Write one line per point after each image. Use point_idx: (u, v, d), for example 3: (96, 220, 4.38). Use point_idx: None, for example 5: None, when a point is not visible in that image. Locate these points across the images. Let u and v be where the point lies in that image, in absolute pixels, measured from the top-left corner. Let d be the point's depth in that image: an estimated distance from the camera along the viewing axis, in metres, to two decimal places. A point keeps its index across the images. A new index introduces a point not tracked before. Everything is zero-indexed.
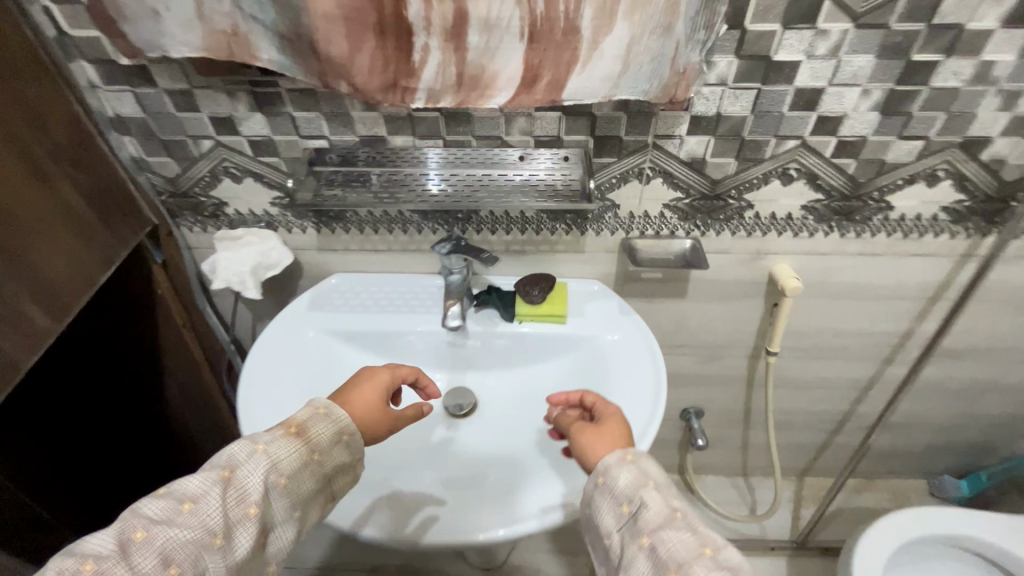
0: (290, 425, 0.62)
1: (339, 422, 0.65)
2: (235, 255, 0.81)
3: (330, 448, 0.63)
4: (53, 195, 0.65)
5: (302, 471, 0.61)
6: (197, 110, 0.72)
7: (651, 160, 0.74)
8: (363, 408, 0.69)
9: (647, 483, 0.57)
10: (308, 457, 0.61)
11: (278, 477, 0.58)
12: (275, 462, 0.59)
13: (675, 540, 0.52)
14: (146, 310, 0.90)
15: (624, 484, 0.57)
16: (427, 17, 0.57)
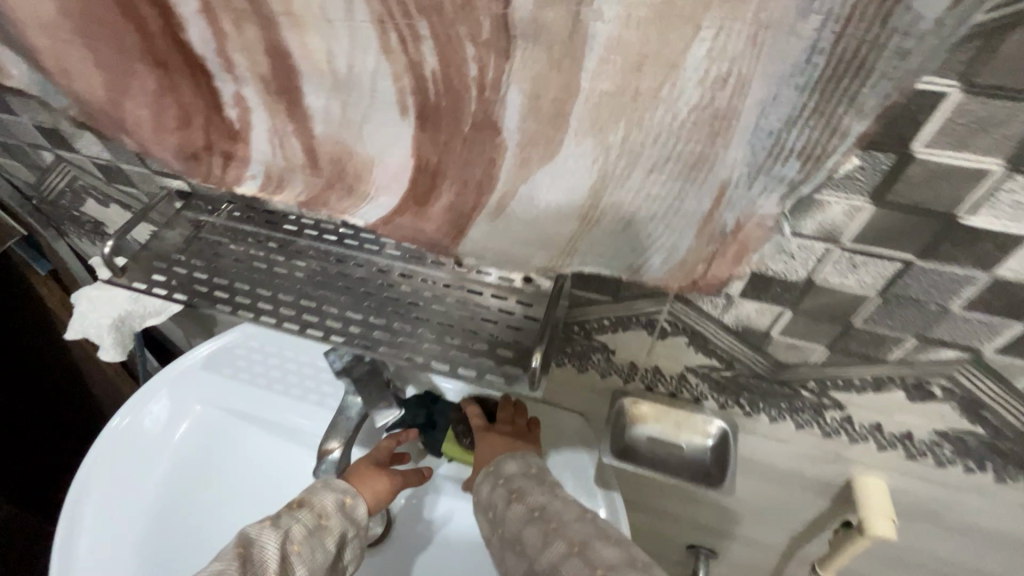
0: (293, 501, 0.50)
1: (342, 492, 0.51)
2: (99, 297, 0.60)
3: (340, 514, 0.50)
4: None
5: (315, 537, 0.48)
6: (15, 114, 0.50)
7: (670, 312, 0.43)
8: (373, 474, 0.53)
9: (498, 482, 0.51)
10: (316, 523, 0.48)
11: (292, 543, 0.46)
12: (288, 531, 0.47)
13: (523, 531, 0.46)
14: (39, 316, 0.76)
15: (484, 493, 0.51)
16: (225, 52, 0.29)
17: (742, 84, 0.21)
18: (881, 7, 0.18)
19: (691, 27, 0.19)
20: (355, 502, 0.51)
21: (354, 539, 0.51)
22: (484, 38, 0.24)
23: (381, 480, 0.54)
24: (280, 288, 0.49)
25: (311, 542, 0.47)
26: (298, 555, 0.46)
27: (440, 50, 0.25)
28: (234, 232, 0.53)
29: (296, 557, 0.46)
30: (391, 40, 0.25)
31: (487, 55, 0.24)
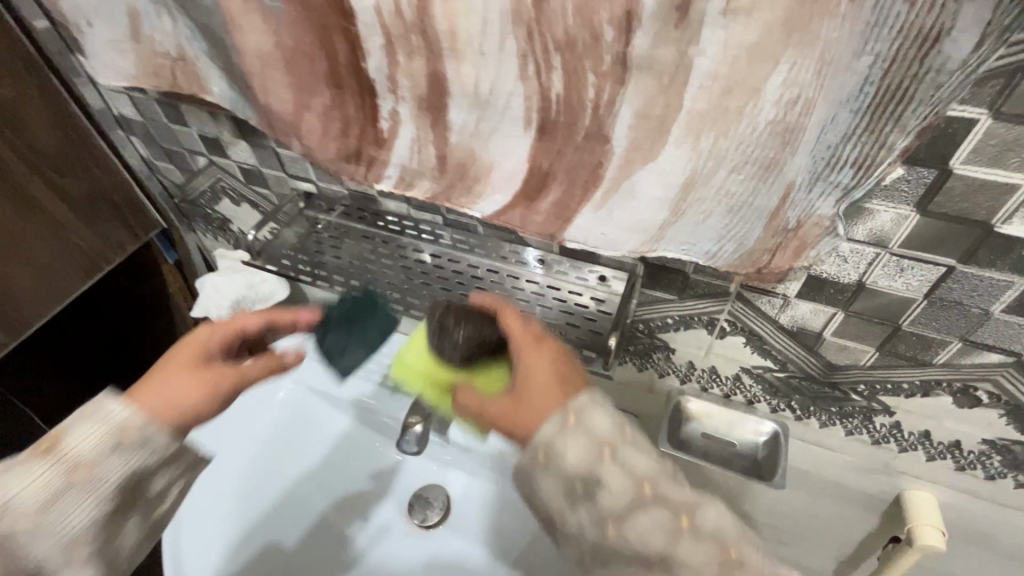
0: (46, 440, 0.40)
1: (122, 417, 0.41)
2: (224, 282, 0.71)
3: (108, 462, 0.40)
4: (30, 210, 0.60)
5: (65, 500, 0.39)
6: (187, 125, 0.61)
7: (729, 313, 0.48)
8: (181, 380, 0.43)
9: (603, 455, 0.37)
10: (63, 482, 0.39)
11: (26, 510, 0.38)
12: (17, 497, 0.37)
13: (650, 533, 0.35)
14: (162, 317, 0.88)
15: (577, 461, 0.37)
16: (392, 77, 0.38)
17: (809, 106, 0.27)
18: (919, 50, 0.25)
19: (771, 62, 0.26)
20: (144, 426, 0.41)
21: (161, 471, 0.44)
22: (603, 69, 0.31)
23: (198, 380, 0.44)
24: (379, 287, 0.58)
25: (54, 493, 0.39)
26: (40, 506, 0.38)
27: (566, 78, 0.32)
28: (344, 232, 0.62)
29: (35, 524, 0.38)
30: (529, 69, 0.33)
31: (605, 82, 0.31)
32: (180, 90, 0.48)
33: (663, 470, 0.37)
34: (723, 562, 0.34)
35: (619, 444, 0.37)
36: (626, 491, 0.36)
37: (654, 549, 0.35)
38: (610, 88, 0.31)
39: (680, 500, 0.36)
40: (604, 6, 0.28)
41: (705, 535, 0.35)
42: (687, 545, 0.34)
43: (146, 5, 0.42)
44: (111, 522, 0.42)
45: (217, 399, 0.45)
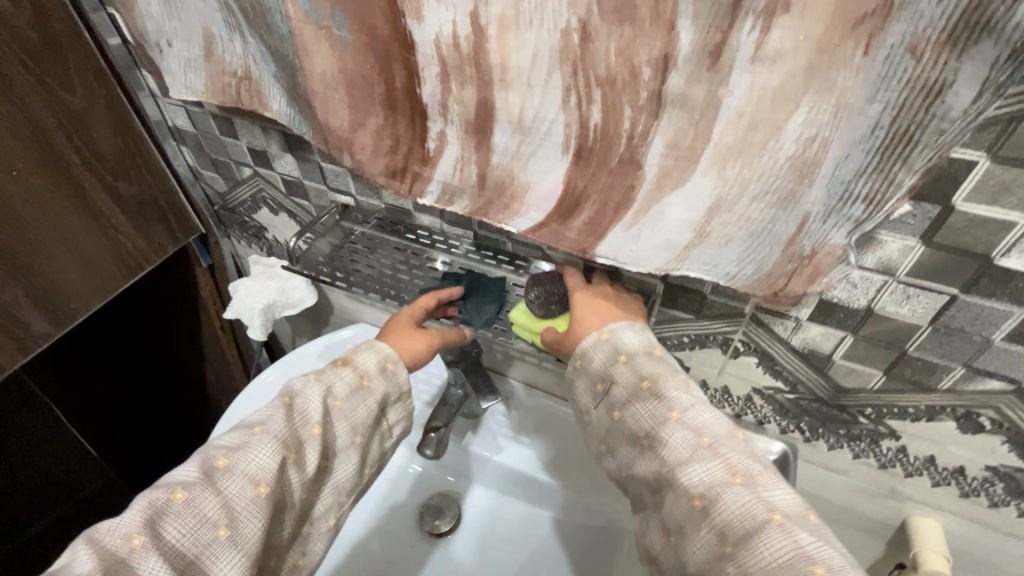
0: (339, 358, 0.47)
1: (383, 355, 0.48)
2: (256, 286, 0.74)
3: (380, 379, 0.47)
4: (84, 208, 0.63)
5: (358, 398, 0.45)
6: (237, 138, 0.66)
7: (744, 333, 0.51)
8: (412, 336, 0.51)
9: (619, 359, 0.43)
10: (359, 384, 0.46)
11: (335, 400, 0.44)
12: (331, 387, 0.44)
13: (644, 415, 0.40)
14: (189, 319, 0.91)
15: (597, 364, 0.44)
16: (444, 102, 0.42)
17: (826, 144, 0.31)
18: (925, 99, 0.28)
19: (792, 104, 0.30)
20: (395, 368, 0.48)
21: (397, 402, 0.49)
22: (639, 104, 0.34)
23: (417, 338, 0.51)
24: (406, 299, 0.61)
25: (353, 402, 0.45)
26: (341, 411, 0.44)
27: (605, 110, 0.36)
28: (378, 243, 0.66)
29: (339, 413, 0.44)
30: (571, 100, 0.37)
31: (640, 115, 0.35)
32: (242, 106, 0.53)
33: (669, 374, 0.41)
34: (697, 444, 0.37)
35: (636, 355, 0.43)
36: (630, 385, 0.42)
37: (642, 430, 0.40)
38: (645, 120, 0.35)
39: (674, 398, 0.40)
40: (645, 48, 0.32)
41: (689, 423, 0.38)
42: (670, 431, 0.38)
43: (223, 29, 0.47)
44: (373, 428, 0.47)
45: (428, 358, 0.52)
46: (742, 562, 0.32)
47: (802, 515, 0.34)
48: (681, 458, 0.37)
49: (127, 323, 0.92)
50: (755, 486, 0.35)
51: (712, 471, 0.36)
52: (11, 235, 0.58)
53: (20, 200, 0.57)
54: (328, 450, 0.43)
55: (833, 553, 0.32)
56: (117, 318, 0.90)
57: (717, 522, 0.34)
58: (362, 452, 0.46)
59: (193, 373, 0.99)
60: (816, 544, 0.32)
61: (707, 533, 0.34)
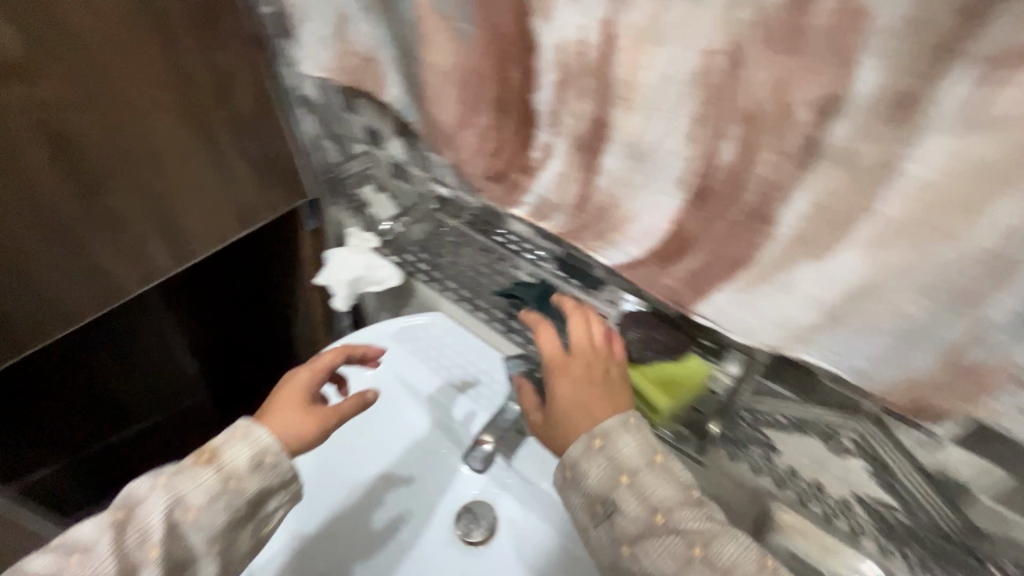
0: (204, 450, 0.47)
1: (259, 447, 0.47)
2: (348, 258, 0.76)
3: (247, 478, 0.47)
4: (214, 157, 0.68)
5: (216, 504, 0.45)
6: (356, 115, 0.67)
7: (858, 433, 0.42)
8: (294, 415, 0.50)
9: (620, 481, 0.42)
10: (221, 486, 0.45)
11: (187, 510, 0.44)
12: (183, 496, 0.44)
13: (659, 552, 0.39)
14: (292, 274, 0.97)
15: (596, 483, 0.43)
16: (557, 112, 0.38)
17: None
18: None
19: (1005, 185, 0.23)
20: (276, 455, 0.48)
21: (279, 491, 0.49)
22: (786, 150, 0.29)
23: (302, 416, 0.51)
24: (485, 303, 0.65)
25: (206, 512, 0.45)
26: (191, 521, 0.44)
27: (739, 150, 0.30)
28: (467, 240, 0.65)
29: (189, 524, 0.44)
30: (701, 132, 0.32)
31: (784, 163, 0.29)
32: (361, 86, 0.53)
33: (678, 503, 0.41)
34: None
35: (639, 473, 0.42)
36: (641, 517, 0.41)
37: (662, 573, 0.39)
38: (789, 171, 0.29)
39: (694, 531, 0.39)
40: (807, 86, 0.26)
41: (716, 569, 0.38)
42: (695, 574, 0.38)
43: (355, 9, 0.47)
44: (242, 523, 0.47)
45: (325, 434, 0.51)
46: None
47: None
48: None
49: (239, 268, 0.98)
50: None
51: None
52: (149, 173, 0.63)
53: (160, 141, 0.62)
54: (179, 561, 0.44)
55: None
56: (233, 263, 0.97)
57: None
58: (228, 551, 0.47)
59: (286, 323, 1.07)
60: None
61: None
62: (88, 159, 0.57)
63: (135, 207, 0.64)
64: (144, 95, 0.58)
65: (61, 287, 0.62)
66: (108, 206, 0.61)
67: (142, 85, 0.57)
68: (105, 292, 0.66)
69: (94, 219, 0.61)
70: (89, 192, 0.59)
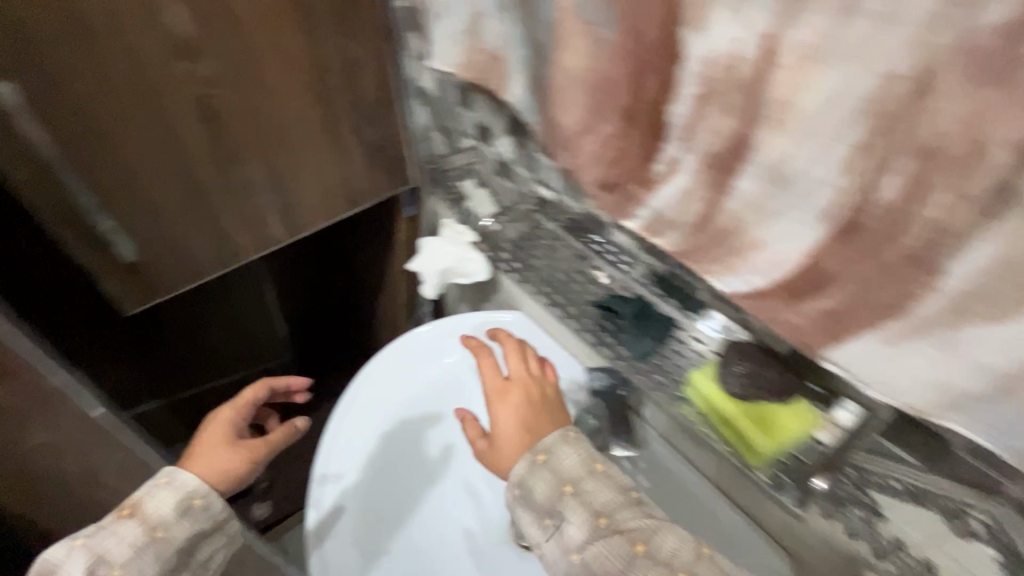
0: (124, 504, 0.47)
1: None
2: (442, 248, 0.78)
3: (178, 525, 0.47)
4: (333, 139, 0.72)
5: (145, 556, 0.46)
6: (468, 110, 0.69)
7: (991, 517, 0.37)
8: (220, 452, 0.55)
9: (565, 490, 0.46)
10: (147, 539, 0.46)
11: (112, 569, 0.45)
12: (105, 555, 0.45)
13: (604, 552, 0.42)
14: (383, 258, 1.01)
15: (543, 497, 0.46)
16: (691, 127, 0.37)
17: None
18: None
19: None
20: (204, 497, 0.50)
21: (214, 534, 0.50)
22: (968, 195, 0.25)
23: (229, 454, 0.56)
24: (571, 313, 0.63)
25: (133, 566, 0.45)
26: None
27: (909, 187, 0.27)
28: (561, 241, 0.65)
29: None
30: (862, 163, 0.29)
31: (964, 209, 0.26)
32: (484, 83, 0.54)
33: (620, 503, 0.44)
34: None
35: (580, 480, 0.46)
36: (586, 521, 0.44)
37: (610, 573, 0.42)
38: (968, 218, 0.26)
39: (637, 529, 0.43)
40: (1011, 126, 0.23)
41: (660, 564, 0.41)
42: (641, 570, 0.41)
43: (491, 7, 0.47)
44: (179, 572, 0.48)
45: (253, 462, 0.57)
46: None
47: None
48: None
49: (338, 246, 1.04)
50: None
51: None
52: (277, 148, 0.68)
53: (290, 120, 0.66)
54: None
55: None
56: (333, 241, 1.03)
57: None
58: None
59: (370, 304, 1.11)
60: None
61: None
62: (231, 134, 0.62)
63: (260, 179, 0.69)
64: (283, 76, 0.62)
65: (191, 245, 0.68)
66: (239, 176, 0.66)
67: (282, 67, 0.62)
68: (225, 253, 0.72)
69: (226, 186, 0.66)
70: (225, 161, 0.64)
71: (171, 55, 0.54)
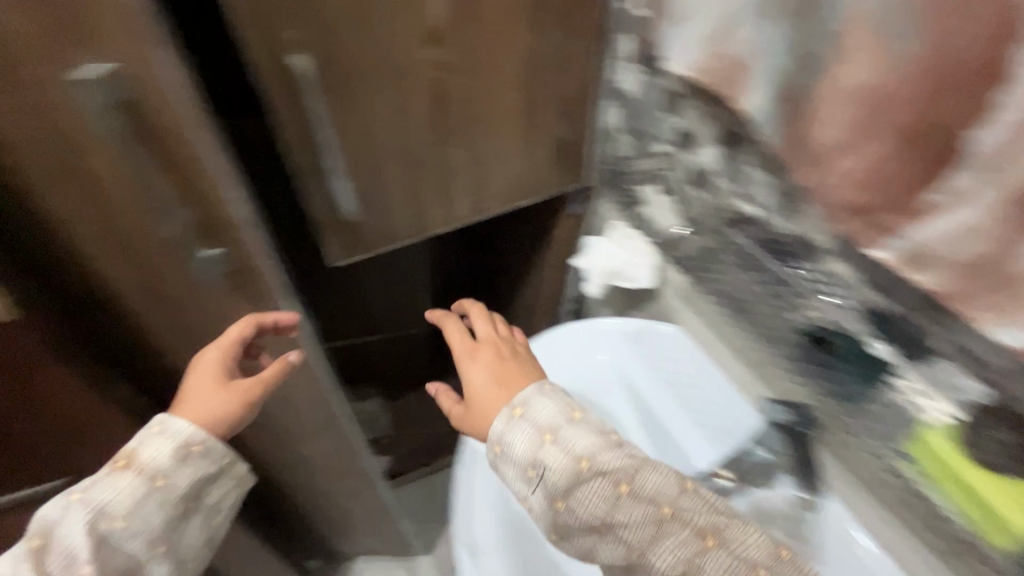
0: (120, 457, 0.50)
1: (181, 439, 0.52)
2: (609, 250, 0.81)
3: (176, 471, 0.51)
4: (529, 130, 0.75)
5: (147, 504, 0.49)
6: (671, 115, 0.68)
7: None
8: (209, 399, 0.55)
9: (546, 438, 0.50)
10: (149, 488, 0.49)
11: (114, 521, 0.48)
12: (105, 506, 0.47)
13: (581, 489, 0.47)
14: (534, 254, 1.02)
15: (525, 450, 0.50)
16: (999, 157, 0.33)
17: None
18: None
19: None
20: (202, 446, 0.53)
21: (210, 481, 0.55)
22: None
23: (218, 400, 0.55)
24: (774, 339, 0.61)
25: (136, 514, 0.49)
26: (124, 526, 0.48)
27: None
28: (750, 260, 0.62)
29: (123, 529, 0.48)
30: None
31: None
32: (718, 88, 0.53)
33: (598, 445, 0.49)
34: (656, 517, 0.45)
35: (557, 428, 0.51)
36: (568, 469, 0.48)
37: (598, 507, 0.47)
38: None
39: (620, 471, 0.47)
40: None
41: (645, 502, 0.46)
42: (626, 506, 0.46)
43: (747, 12, 0.46)
44: (186, 515, 0.53)
45: (251, 405, 0.57)
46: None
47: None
48: (646, 542, 0.45)
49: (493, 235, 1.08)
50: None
51: (685, 543, 0.44)
52: (479, 134, 0.71)
53: (496, 108, 0.70)
54: (136, 535, 0.49)
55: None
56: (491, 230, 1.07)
57: None
58: (173, 547, 0.52)
59: (511, 294, 1.15)
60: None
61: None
62: (447, 116, 0.67)
63: (461, 161, 0.73)
64: (500, 68, 0.66)
65: (394, 215, 0.73)
66: (444, 156, 0.71)
67: (501, 60, 0.65)
68: (417, 227, 0.77)
69: (433, 164, 0.71)
70: (436, 142, 0.69)
71: (418, 42, 0.59)
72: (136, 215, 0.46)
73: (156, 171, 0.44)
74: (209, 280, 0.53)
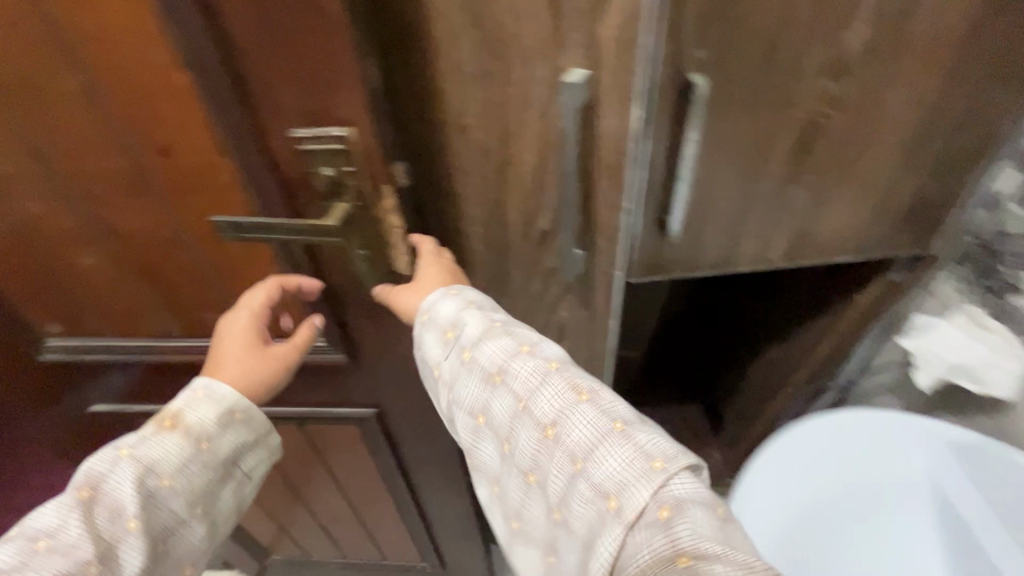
0: (165, 416, 0.50)
1: (219, 403, 0.52)
2: (958, 343, 0.76)
3: (219, 434, 0.51)
4: (894, 181, 0.64)
5: (191, 464, 0.49)
6: None
7: None
8: (243, 359, 0.54)
9: (467, 305, 0.50)
10: (193, 449, 0.50)
11: (161, 478, 0.48)
12: (153, 462, 0.48)
13: (487, 341, 0.47)
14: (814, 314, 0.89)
15: (446, 312, 0.50)
16: None
17: None
18: None
19: None
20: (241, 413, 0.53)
21: (249, 449, 0.54)
22: None
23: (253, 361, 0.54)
24: None
25: (180, 473, 0.49)
26: (166, 487, 0.48)
27: None
28: None
29: (165, 488, 0.48)
30: None
31: None
32: None
33: (515, 321, 0.49)
34: (544, 370, 0.44)
35: (483, 303, 0.50)
36: (479, 325, 0.48)
37: (500, 357, 0.46)
38: None
39: (528, 335, 0.48)
40: None
41: (537, 356, 0.45)
42: (522, 358, 0.45)
43: None
44: (223, 481, 0.52)
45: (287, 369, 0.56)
46: (590, 472, 0.39)
47: (605, 432, 0.40)
48: (531, 391, 0.44)
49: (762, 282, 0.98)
50: (644, 453, 0.38)
51: (561, 395, 0.43)
52: (835, 176, 0.63)
53: (869, 152, 0.61)
54: (175, 504, 0.48)
55: (690, 524, 0.34)
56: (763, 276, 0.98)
57: (637, 477, 0.37)
58: (212, 510, 0.51)
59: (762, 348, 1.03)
60: (671, 485, 0.36)
61: (560, 456, 0.41)
62: (810, 152, 0.61)
63: (800, 202, 0.66)
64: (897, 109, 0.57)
65: (705, 243, 0.69)
66: (786, 193, 0.65)
67: (903, 99, 0.57)
68: (720, 259, 0.72)
69: (771, 199, 0.65)
70: (786, 177, 0.63)
71: (822, 72, 0.54)
72: (533, 194, 0.51)
73: (570, 166, 0.47)
74: (560, 273, 0.56)
